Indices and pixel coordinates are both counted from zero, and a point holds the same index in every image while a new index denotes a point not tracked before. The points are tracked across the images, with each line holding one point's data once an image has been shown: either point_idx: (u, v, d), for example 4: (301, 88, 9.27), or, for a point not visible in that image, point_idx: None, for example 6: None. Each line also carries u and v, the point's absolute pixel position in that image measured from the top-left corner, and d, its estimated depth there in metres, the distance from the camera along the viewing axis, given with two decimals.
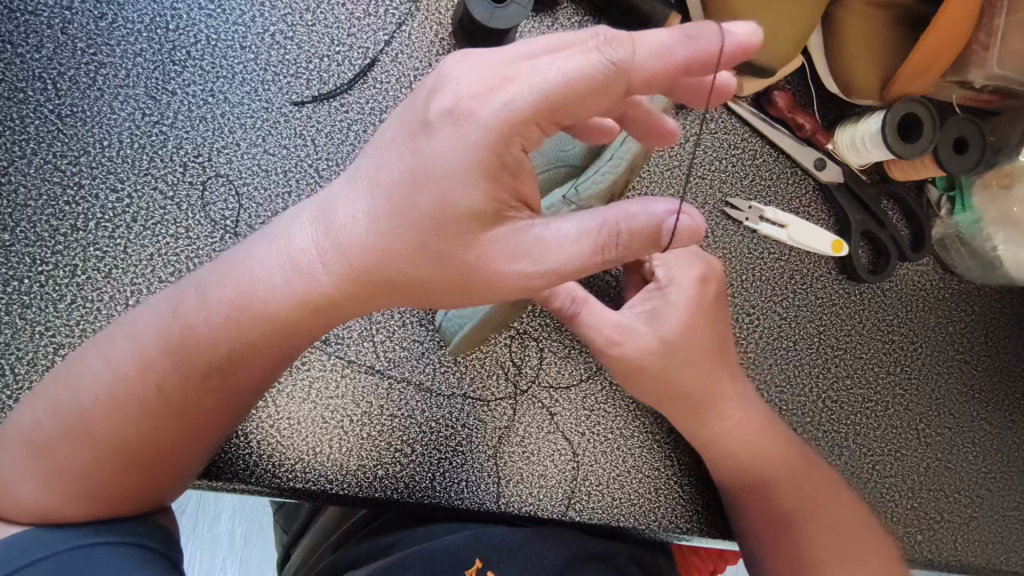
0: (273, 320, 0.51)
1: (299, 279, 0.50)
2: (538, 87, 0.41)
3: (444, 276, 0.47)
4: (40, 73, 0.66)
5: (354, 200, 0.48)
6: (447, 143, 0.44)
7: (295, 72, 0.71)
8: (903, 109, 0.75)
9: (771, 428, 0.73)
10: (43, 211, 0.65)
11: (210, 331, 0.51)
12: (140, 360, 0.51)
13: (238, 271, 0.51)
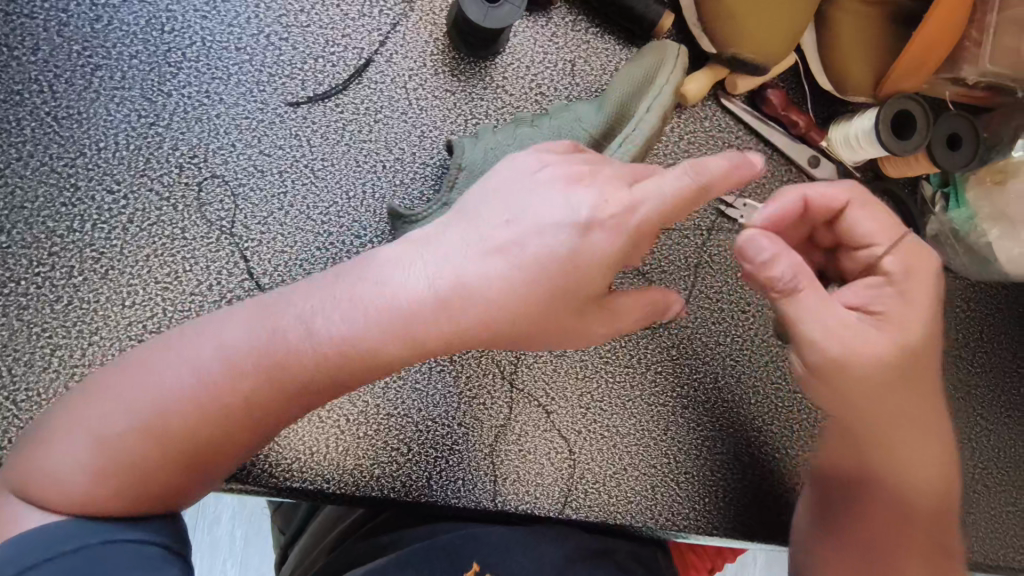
0: (374, 357, 0.52)
1: (405, 316, 0.51)
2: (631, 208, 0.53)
3: (512, 331, 0.54)
4: (36, 75, 0.66)
5: (453, 247, 0.53)
6: (554, 238, 0.53)
7: (290, 74, 0.71)
8: (897, 106, 0.75)
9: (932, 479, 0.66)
10: (40, 213, 0.65)
11: (312, 353, 0.51)
12: (228, 366, 0.49)
13: (353, 296, 0.52)
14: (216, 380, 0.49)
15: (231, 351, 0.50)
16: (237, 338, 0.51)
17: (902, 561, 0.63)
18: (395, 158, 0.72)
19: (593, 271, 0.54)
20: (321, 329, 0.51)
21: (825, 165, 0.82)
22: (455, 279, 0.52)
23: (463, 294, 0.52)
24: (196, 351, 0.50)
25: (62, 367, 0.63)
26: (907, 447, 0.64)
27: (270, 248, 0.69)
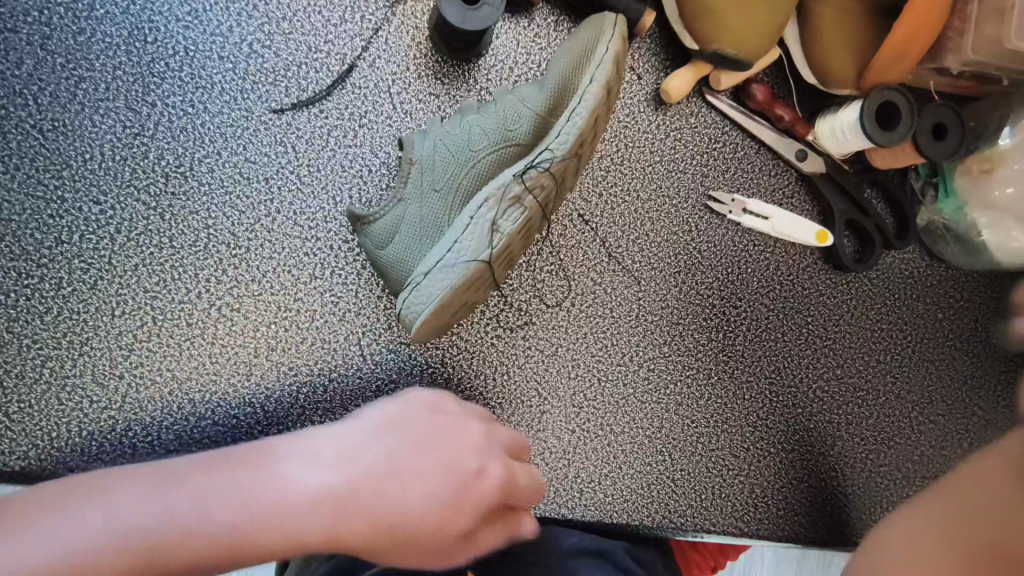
0: (285, 506, 0.46)
1: (376, 502, 0.49)
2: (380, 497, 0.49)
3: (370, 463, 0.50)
4: (21, 89, 0.67)
5: (299, 463, 0.49)
6: (396, 494, 0.49)
7: (274, 81, 0.71)
8: (880, 97, 0.75)
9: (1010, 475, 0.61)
10: (27, 226, 0.66)
11: (301, 524, 0.46)
12: (114, 548, 0.42)
13: (246, 479, 0.47)
14: (108, 560, 0.42)
15: (134, 525, 0.43)
16: (219, 501, 0.46)
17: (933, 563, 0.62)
18: (380, 162, 0.73)
19: (402, 522, 0.49)
20: (317, 475, 0.49)
21: (814, 158, 0.82)
22: (386, 458, 0.51)
23: (353, 503, 0.48)
24: (187, 500, 0.45)
25: (53, 378, 0.65)
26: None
27: (258, 255, 0.69)
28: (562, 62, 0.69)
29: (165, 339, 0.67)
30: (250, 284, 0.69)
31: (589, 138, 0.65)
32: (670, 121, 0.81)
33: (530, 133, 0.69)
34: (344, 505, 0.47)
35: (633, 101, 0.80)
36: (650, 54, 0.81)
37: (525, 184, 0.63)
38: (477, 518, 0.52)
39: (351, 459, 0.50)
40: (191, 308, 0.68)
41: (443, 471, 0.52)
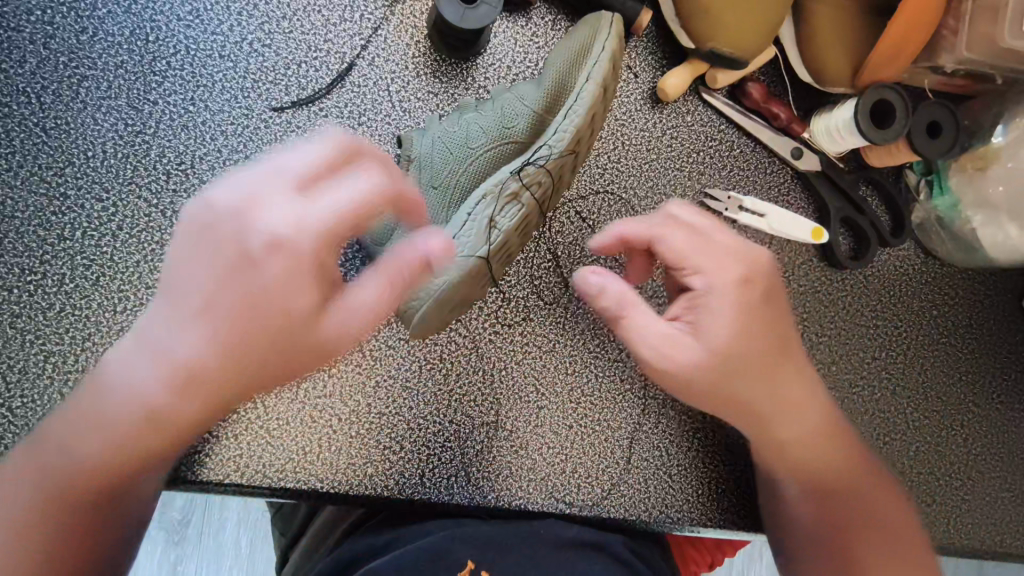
0: (174, 352, 0.52)
1: (243, 291, 0.51)
2: (254, 281, 0.51)
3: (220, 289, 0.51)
4: (24, 87, 0.67)
5: (185, 330, 0.51)
6: (357, 302, 0.53)
7: (274, 79, 0.72)
8: (875, 95, 0.76)
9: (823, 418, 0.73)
10: (30, 222, 0.66)
11: (195, 371, 0.51)
12: (121, 419, 0.53)
13: (134, 361, 0.53)
14: (97, 458, 0.54)
15: (107, 412, 0.53)
16: (104, 403, 0.53)
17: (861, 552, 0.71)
18: None
19: (282, 298, 0.51)
20: (180, 342, 0.51)
21: (809, 156, 0.82)
22: (238, 205, 0.51)
23: (193, 369, 0.51)
24: (75, 429, 0.55)
25: (56, 373, 0.66)
26: (873, 542, 0.71)
27: None
28: (560, 60, 0.69)
29: None
30: None
31: (585, 136, 0.65)
32: (667, 119, 0.81)
33: (528, 131, 0.69)
34: (240, 368, 0.52)
35: (630, 99, 0.81)
36: (648, 52, 0.81)
37: (523, 181, 0.64)
38: (388, 305, 0.53)
39: (211, 315, 0.51)
40: None
41: (378, 272, 0.53)
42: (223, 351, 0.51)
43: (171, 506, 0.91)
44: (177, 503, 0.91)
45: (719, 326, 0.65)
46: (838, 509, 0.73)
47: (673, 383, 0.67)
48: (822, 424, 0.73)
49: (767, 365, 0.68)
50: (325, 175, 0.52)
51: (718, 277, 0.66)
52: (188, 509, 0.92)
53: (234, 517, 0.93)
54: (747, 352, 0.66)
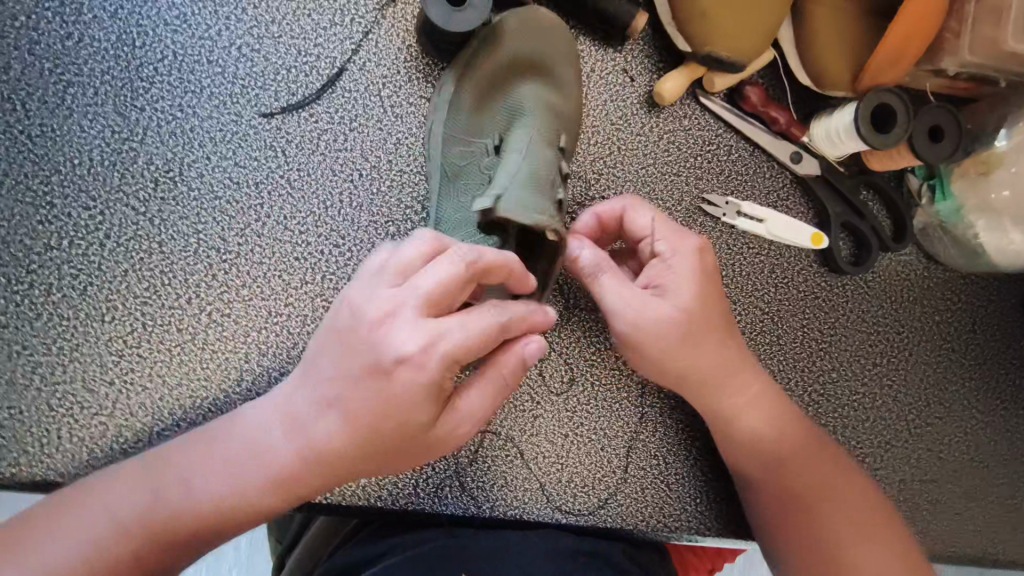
0: (238, 491, 0.54)
1: (348, 414, 0.51)
2: (350, 406, 0.51)
3: (346, 431, 0.51)
4: (9, 94, 0.66)
5: (327, 418, 0.52)
6: (400, 342, 0.49)
7: (263, 85, 0.71)
8: (875, 99, 0.74)
9: (775, 403, 0.72)
10: (16, 232, 0.66)
11: (310, 450, 0.53)
12: (189, 504, 0.54)
13: (233, 433, 0.56)
14: (123, 545, 0.53)
15: (167, 497, 0.54)
16: (207, 458, 0.55)
17: (830, 526, 0.67)
18: (371, 166, 0.72)
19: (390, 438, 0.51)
20: (301, 408, 0.53)
21: (809, 160, 0.81)
22: (352, 306, 0.51)
23: (295, 424, 0.53)
24: (175, 480, 0.54)
25: (43, 384, 0.65)
26: (827, 506, 0.68)
27: (248, 260, 0.69)
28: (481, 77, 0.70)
29: (155, 345, 0.67)
30: (240, 289, 0.69)
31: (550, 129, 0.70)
32: (664, 123, 0.80)
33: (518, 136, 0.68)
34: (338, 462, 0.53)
35: (626, 103, 0.80)
36: (643, 55, 0.80)
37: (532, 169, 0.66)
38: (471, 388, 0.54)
39: (302, 431, 0.53)
40: (180, 313, 0.68)
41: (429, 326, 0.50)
42: (344, 434, 0.52)
43: None
44: None
45: (676, 283, 0.67)
46: (791, 475, 0.70)
47: (674, 353, 0.67)
48: (764, 403, 0.71)
49: (715, 330, 0.68)
50: (427, 265, 0.51)
51: (677, 242, 0.68)
52: None
53: None
54: (704, 316, 0.67)
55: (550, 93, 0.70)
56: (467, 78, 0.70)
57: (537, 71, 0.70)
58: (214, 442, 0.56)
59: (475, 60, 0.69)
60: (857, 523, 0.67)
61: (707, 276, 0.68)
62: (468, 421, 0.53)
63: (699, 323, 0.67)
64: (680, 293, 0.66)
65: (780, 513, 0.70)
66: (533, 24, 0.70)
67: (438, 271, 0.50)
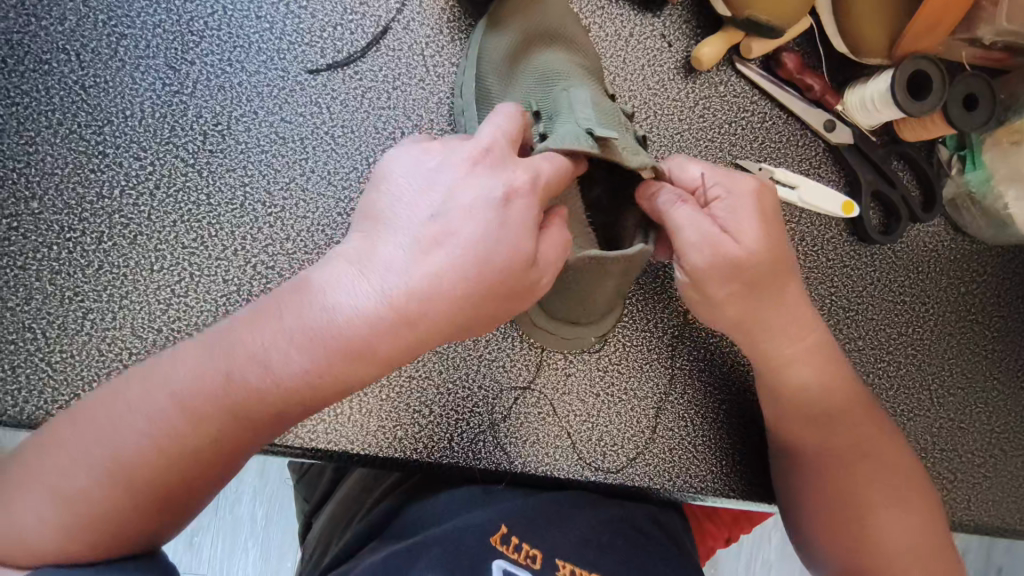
0: (287, 371, 0.48)
1: (437, 265, 0.48)
2: (448, 253, 0.48)
3: (440, 278, 0.48)
4: (63, 44, 0.68)
5: (397, 263, 0.48)
6: (492, 220, 0.48)
7: (310, 41, 0.72)
8: (912, 67, 0.75)
9: (829, 359, 0.71)
10: (69, 179, 0.67)
11: (336, 345, 0.48)
12: (232, 392, 0.48)
13: (293, 309, 0.49)
14: (175, 432, 0.48)
15: (202, 388, 0.48)
16: (210, 368, 0.49)
17: (865, 485, 0.69)
18: (414, 125, 0.73)
19: (483, 306, 0.49)
20: (353, 305, 0.48)
21: (842, 129, 0.82)
22: (435, 172, 0.51)
23: (391, 295, 0.47)
24: (164, 392, 0.49)
25: (94, 330, 0.66)
26: (863, 467, 0.70)
27: (293, 215, 0.71)
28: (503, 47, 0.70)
29: (201, 295, 0.69)
30: (284, 242, 0.70)
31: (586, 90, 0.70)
32: (700, 89, 0.81)
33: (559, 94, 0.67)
34: (409, 330, 0.48)
35: (663, 68, 0.80)
36: (682, 21, 0.81)
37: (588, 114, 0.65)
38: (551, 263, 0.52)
39: (385, 280, 0.48)
40: (226, 265, 0.69)
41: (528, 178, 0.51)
42: (437, 283, 0.48)
43: None
44: None
45: (742, 230, 0.63)
46: (833, 438, 0.70)
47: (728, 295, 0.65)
48: (812, 357, 0.70)
49: (778, 279, 0.66)
50: (496, 124, 0.53)
51: (735, 182, 0.64)
52: None
53: (251, 489, 0.93)
54: (768, 266, 0.64)
55: (573, 56, 0.71)
56: (489, 61, 0.70)
57: (553, 43, 0.71)
58: (258, 322, 0.49)
59: (491, 44, 0.70)
60: (891, 484, 0.69)
61: (769, 218, 0.64)
62: (548, 267, 0.52)
63: (765, 270, 0.64)
64: (750, 229, 0.63)
65: (807, 470, 0.71)
66: (532, 5, 0.72)
67: (497, 118, 0.53)
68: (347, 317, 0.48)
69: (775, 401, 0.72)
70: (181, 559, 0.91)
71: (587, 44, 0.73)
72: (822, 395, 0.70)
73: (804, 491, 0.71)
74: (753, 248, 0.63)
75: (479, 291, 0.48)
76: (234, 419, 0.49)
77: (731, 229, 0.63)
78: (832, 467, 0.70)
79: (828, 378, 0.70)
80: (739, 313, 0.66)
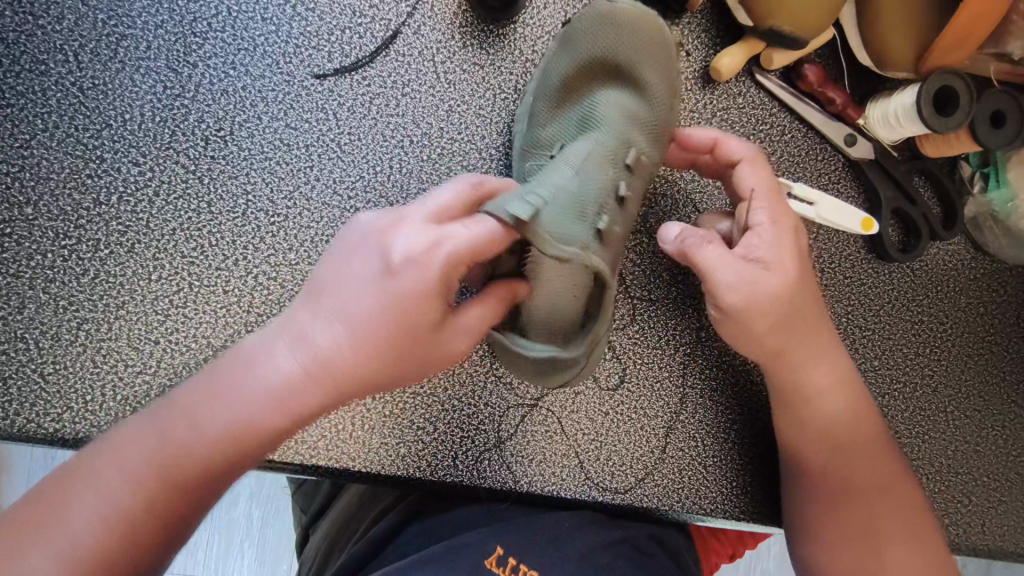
0: (227, 437, 0.49)
1: (360, 327, 0.48)
2: (368, 319, 0.48)
3: (363, 339, 0.48)
4: (61, 45, 0.65)
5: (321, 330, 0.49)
6: (409, 281, 0.47)
7: (316, 45, 0.69)
8: (938, 81, 0.73)
9: (847, 390, 0.69)
10: (66, 184, 0.65)
11: (261, 415, 0.49)
12: (177, 465, 0.49)
13: (222, 382, 0.50)
14: (126, 512, 0.48)
15: (145, 464, 0.49)
16: (143, 459, 0.49)
17: (882, 522, 0.66)
18: (423, 133, 0.71)
19: (414, 358, 0.50)
20: (281, 372, 0.49)
21: (863, 143, 0.79)
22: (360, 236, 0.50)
23: (316, 361, 0.48)
24: (104, 488, 0.48)
25: (89, 341, 0.64)
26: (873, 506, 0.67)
27: (297, 224, 0.68)
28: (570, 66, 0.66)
29: (200, 306, 0.66)
30: (287, 253, 0.68)
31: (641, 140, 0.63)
32: (718, 100, 0.79)
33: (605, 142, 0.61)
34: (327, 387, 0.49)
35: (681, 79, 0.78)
36: (701, 30, 0.78)
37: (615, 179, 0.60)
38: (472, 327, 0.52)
39: (309, 349, 0.49)
40: (227, 275, 0.67)
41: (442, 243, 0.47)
42: (362, 345, 0.48)
43: None
44: None
45: (771, 273, 0.62)
46: (846, 472, 0.68)
47: (750, 328, 0.64)
48: (837, 387, 0.69)
49: (801, 315, 0.65)
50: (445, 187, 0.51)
51: (777, 215, 0.63)
52: None
53: (247, 491, 0.91)
54: (791, 301, 0.63)
55: (633, 99, 0.65)
56: (551, 76, 0.68)
57: (615, 78, 0.65)
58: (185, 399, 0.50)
59: (558, 69, 0.67)
60: (910, 523, 0.66)
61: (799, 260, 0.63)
62: (470, 331, 0.52)
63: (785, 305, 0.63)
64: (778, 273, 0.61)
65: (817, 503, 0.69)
66: (608, 18, 0.65)
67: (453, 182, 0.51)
68: (274, 383, 0.49)
69: (792, 433, 0.70)
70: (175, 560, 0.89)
71: (660, 88, 0.64)
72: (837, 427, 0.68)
73: (818, 529, 0.68)
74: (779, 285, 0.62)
75: (406, 347, 0.49)
76: (180, 490, 0.49)
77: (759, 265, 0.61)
78: (846, 503, 0.67)
79: (844, 411, 0.68)
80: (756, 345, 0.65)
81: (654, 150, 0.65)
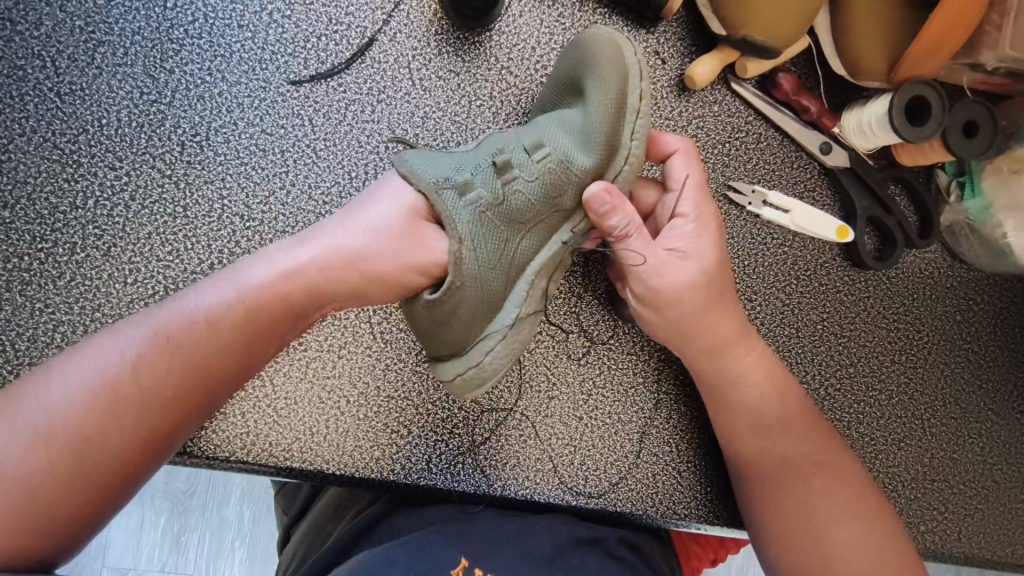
0: (185, 343, 0.52)
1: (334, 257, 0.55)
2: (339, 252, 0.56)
3: (341, 264, 0.55)
4: (39, 50, 0.66)
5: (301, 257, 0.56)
6: (380, 217, 0.57)
7: (293, 52, 0.70)
8: (911, 91, 0.73)
9: (774, 387, 0.71)
10: (42, 189, 0.66)
11: (212, 326, 0.53)
12: (134, 365, 0.51)
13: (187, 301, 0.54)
14: (78, 405, 0.49)
15: (111, 361, 0.51)
16: (90, 365, 0.51)
17: (826, 513, 0.67)
18: (397, 139, 0.72)
19: (391, 285, 0.56)
20: (258, 282, 0.55)
21: (838, 152, 0.80)
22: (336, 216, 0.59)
23: (289, 279, 0.55)
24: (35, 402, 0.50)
25: (63, 343, 0.65)
26: (812, 491, 0.68)
27: (272, 228, 0.69)
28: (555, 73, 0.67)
29: None
30: None
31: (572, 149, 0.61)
32: (694, 108, 0.79)
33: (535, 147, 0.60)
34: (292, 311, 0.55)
35: (657, 87, 0.79)
36: (677, 38, 0.79)
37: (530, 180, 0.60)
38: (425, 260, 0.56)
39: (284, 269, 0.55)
40: (202, 279, 0.67)
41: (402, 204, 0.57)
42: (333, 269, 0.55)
43: (175, 476, 0.90)
44: (181, 474, 0.89)
45: (678, 268, 0.65)
46: (788, 473, 0.69)
47: (675, 319, 0.67)
48: (763, 375, 0.71)
49: (719, 306, 0.68)
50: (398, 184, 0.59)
51: (700, 208, 0.67)
52: (190, 482, 0.90)
53: (238, 492, 0.91)
54: (712, 293, 0.66)
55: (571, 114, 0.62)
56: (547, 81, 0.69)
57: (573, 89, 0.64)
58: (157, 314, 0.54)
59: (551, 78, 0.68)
60: (854, 511, 0.67)
61: (718, 251, 0.67)
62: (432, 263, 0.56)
63: (707, 297, 0.66)
64: (697, 265, 0.65)
65: (760, 502, 0.70)
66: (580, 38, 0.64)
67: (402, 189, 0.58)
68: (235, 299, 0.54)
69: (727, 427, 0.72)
70: (166, 561, 0.89)
71: (593, 92, 0.60)
72: (769, 421, 0.71)
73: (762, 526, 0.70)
74: (698, 275, 0.65)
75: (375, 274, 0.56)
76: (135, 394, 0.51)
77: (679, 256, 0.65)
78: (786, 502, 0.68)
79: (772, 405, 0.71)
80: (666, 337, 0.69)
81: (579, 156, 0.61)
